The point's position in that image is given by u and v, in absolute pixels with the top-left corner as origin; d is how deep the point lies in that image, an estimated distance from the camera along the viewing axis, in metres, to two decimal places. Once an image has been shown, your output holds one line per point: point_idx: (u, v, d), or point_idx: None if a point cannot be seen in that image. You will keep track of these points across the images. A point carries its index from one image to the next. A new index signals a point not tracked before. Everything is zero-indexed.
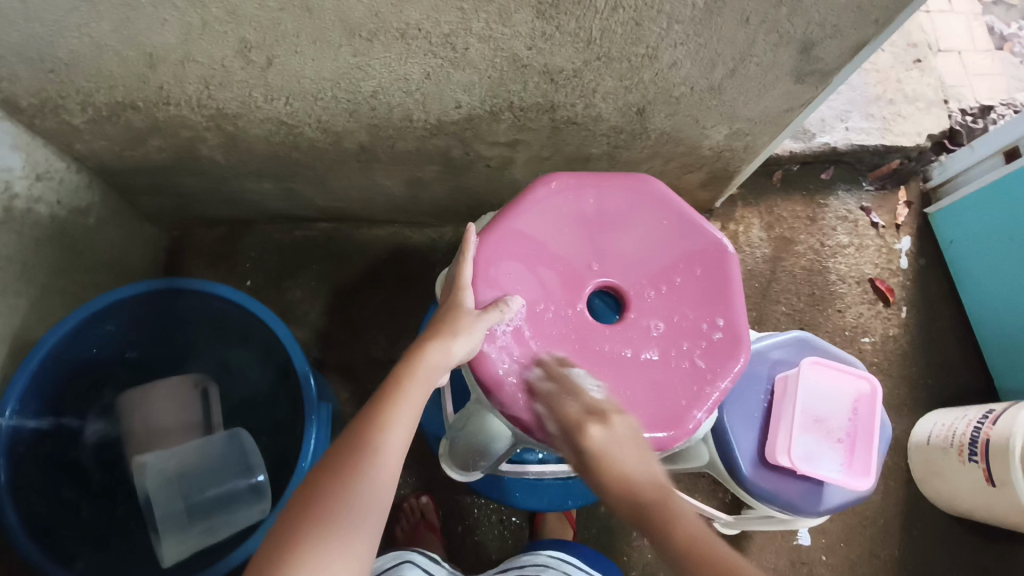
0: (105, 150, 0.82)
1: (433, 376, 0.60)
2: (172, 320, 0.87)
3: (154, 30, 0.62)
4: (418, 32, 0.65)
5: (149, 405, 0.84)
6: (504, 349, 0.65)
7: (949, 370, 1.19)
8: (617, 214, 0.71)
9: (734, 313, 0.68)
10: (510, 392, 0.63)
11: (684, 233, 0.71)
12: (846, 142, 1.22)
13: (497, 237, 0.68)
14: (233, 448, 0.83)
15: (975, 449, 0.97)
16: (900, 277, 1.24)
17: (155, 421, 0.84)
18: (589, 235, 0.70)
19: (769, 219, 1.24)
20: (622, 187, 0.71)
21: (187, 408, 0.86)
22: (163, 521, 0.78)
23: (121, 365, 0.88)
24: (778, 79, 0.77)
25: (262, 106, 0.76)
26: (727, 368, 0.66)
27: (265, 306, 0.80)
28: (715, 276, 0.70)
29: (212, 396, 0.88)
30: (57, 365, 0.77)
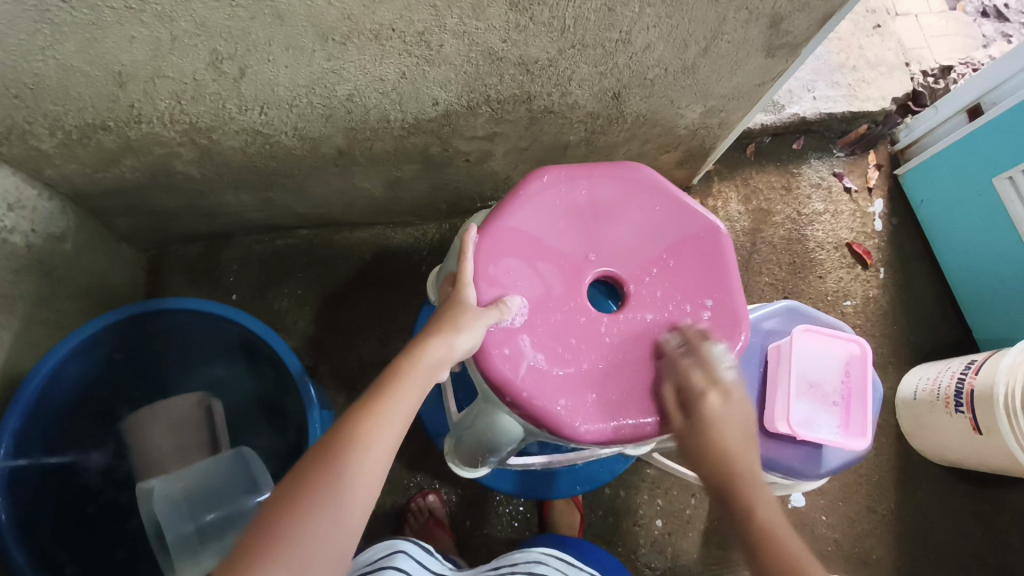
0: (77, 174, 0.81)
1: (433, 372, 0.59)
2: (159, 344, 0.86)
3: (123, 48, 0.61)
4: (392, 32, 0.65)
5: (153, 429, 0.83)
6: (510, 347, 0.65)
7: (929, 326, 1.23)
8: (611, 203, 0.71)
9: (730, 293, 0.70)
10: (519, 390, 0.64)
11: (678, 217, 0.72)
12: (815, 111, 1.24)
13: (494, 234, 0.68)
14: (237, 468, 0.82)
15: (960, 400, 1.01)
16: (875, 239, 1.27)
17: (160, 446, 0.83)
18: (585, 227, 0.70)
19: (745, 192, 1.26)
20: (612, 177, 0.72)
21: (192, 428, 0.84)
22: (175, 547, 0.75)
23: (115, 396, 0.86)
24: (750, 54, 0.78)
25: (236, 117, 0.75)
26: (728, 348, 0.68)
27: (259, 320, 0.79)
28: (711, 258, 0.71)
29: (217, 413, 0.87)
30: (50, 399, 0.75)
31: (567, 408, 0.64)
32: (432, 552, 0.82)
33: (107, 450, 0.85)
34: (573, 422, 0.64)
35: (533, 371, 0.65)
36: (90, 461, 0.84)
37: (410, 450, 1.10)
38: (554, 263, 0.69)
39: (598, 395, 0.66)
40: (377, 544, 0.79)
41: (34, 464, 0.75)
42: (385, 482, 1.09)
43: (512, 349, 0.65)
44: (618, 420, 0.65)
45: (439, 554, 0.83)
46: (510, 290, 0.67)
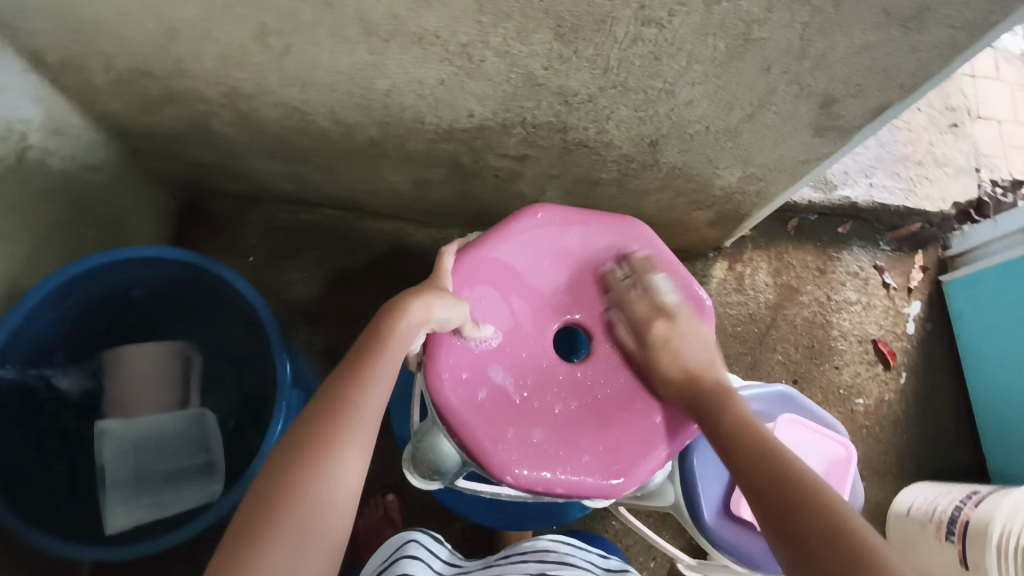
0: (121, 112, 0.83)
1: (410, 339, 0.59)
2: (154, 287, 0.87)
3: (177, 5, 0.63)
4: (435, 38, 0.65)
5: (132, 369, 0.86)
6: (464, 374, 0.66)
7: (941, 444, 1.17)
8: (602, 256, 0.74)
9: None
10: (463, 416, 0.63)
11: (668, 283, 0.74)
12: (868, 198, 1.20)
13: (480, 254, 0.69)
14: (195, 425, 0.86)
15: (952, 529, 0.95)
16: (904, 341, 1.21)
17: (136, 384, 0.86)
18: (568, 274, 0.74)
19: (777, 265, 1.22)
20: (612, 229, 0.74)
21: (169, 377, 0.88)
22: (113, 489, 0.82)
23: (103, 326, 0.88)
24: (796, 129, 0.76)
25: (278, 90, 0.76)
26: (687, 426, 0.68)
27: (255, 291, 0.80)
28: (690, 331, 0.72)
29: (194, 367, 0.90)
30: (42, 318, 0.77)
31: (506, 448, 0.63)
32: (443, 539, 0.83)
33: (84, 377, 0.87)
34: (508, 464, 0.62)
35: (482, 402, 0.65)
36: (66, 386, 0.85)
37: (382, 445, 1.10)
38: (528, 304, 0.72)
39: (542, 439, 0.65)
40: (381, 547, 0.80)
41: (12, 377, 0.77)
42: None
43: (466, 376, 0.66)
44: (556, 472, 0.63)
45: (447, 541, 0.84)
46: (481, 315, 0.69)
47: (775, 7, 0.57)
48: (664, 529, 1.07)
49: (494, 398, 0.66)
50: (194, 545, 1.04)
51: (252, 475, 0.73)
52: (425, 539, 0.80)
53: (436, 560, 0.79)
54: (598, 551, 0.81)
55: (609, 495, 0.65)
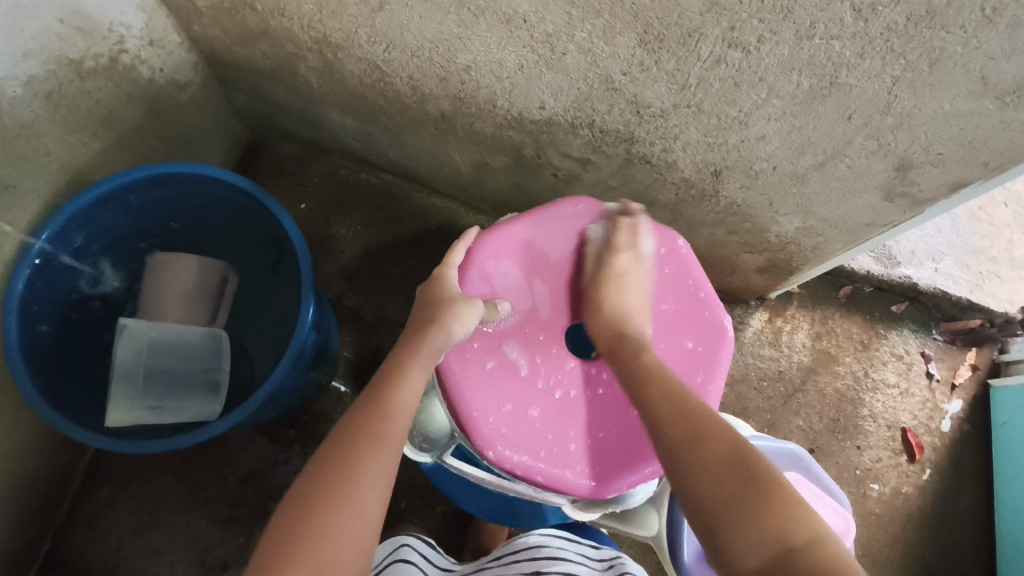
0: (217, 38, 0.87)
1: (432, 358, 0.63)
2: (209, 208, 0.90)
3: None
4: (523, 22, 0.66)
5: (170, 273, 0.90)
6: (472, 341, 0.66)
7: (952, 551, 1.11)
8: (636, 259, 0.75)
9: (708, 391, 0.70)
10: (461, 381, 0.64)
11: (693, 303, 0.74)
12: (930, 283, 1.15)
13: (509, 233, 0.71)
14: (209, 346, 0.88)
15: None
16: (935, 438, 1.15)
17: (170, 285, 0.89)
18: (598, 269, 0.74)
19: (819, 329, 1.18)
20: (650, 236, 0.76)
21: (204, 291, 0.91)
22: (121, 383, 0.81)
23: (158, 234, 0.92)
24: (866, 188, 0.74)
25: (364, 45, 0.79)
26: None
27: (294, 224, 0.81)
28: (706, 353, 0.72)
29: (227, 287, 0.95)
30: (102, 214, 0.81)
31: (496, 422, 0.64)
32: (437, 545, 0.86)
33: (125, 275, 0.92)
34: (494, 438, 0.63)
35: (483, 371, 0.66)
36: (108, 282, 0.90)
37: None
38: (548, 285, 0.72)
39: (538, 418, 0.66)
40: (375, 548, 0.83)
41: (68, 263, 0.82)
42: None
43: (473, 340, 0.67)
44: (538, 458, 0.64)
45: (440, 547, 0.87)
46: (500, 292, 0.70)
47: (868, 53, 0.56)
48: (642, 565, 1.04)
49: (496, 369, 0.66)
50: (188, 463, 1.07)
51: (254, 401, 0.75)
52: (419, 546, 0.83)
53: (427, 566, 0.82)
54: (588, 543, 0.83)
55: (588, 494, 0.65)
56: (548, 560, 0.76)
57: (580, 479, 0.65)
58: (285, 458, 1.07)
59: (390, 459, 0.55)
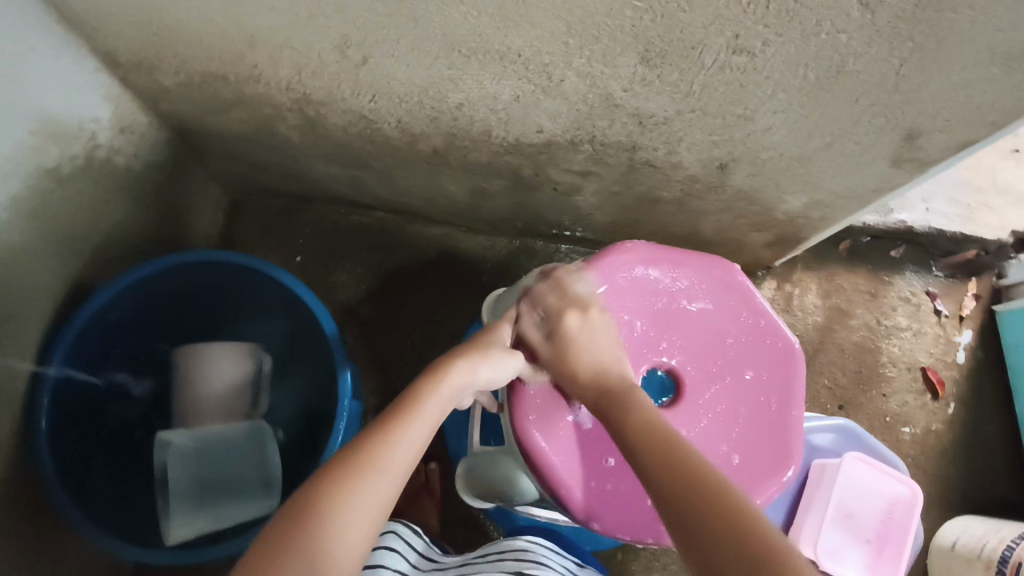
0: (188, 113, 0.84)
1: (450, 397, 0.62)
2: (224, 293, 0.91)
3: (262, 14, 0.63)
4: (517, 57, 0.64)
5: (201, 367, 0.89)
6: (552, 418, 0.68)
7: (987, 476, 1.15)
8: (693, 293, 0.73)
9: (789, 418, 0.71)
10: (551, 460, 0.67)
11: (760, 328, 0.73)
12: (924, 224, 1.17)
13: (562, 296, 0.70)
14: (254, 438, 0.88)
15: (1002, 569, 0.93)
16: (954, 371, 1.19)
17: (204, 382, 0.89)
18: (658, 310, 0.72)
19: (828, 287, 1.20)
20: (703, 266, 0.73)
21: (237, 378, 0.90)
22: (177, 498, 0.84)
23: (175, 326, 0.93)
24: (874, 160, 0.74)
25: (347, 99, 0.76)
26: (771, 480, 0.70)
27: (317, 299, 0.83)
28: (780, 379, 0.72)
29: (263, 369, 0.93)
30: (105, 326, 0.82)
31: (593, 495, 0.67)
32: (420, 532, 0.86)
33: (149, 383, 0.92)
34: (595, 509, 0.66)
35: (569, 443, 0.68)
36: (138, 389, 0.91)
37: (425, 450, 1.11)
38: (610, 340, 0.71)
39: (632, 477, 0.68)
40: None
41: (85, 382, 0.83)
42: None
43: (553, 417, 0.68)
44: (640, 520, 0.67)
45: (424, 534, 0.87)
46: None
47: (875, 41, 0.56)
48: None
49: (583, 438, 0.68)
50: None
51: None
52: (404, 531, 0.83)
53: (410, 552, 0.82)
54: (574, 560, 0.83)
55: None
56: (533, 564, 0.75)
57: None
58: None
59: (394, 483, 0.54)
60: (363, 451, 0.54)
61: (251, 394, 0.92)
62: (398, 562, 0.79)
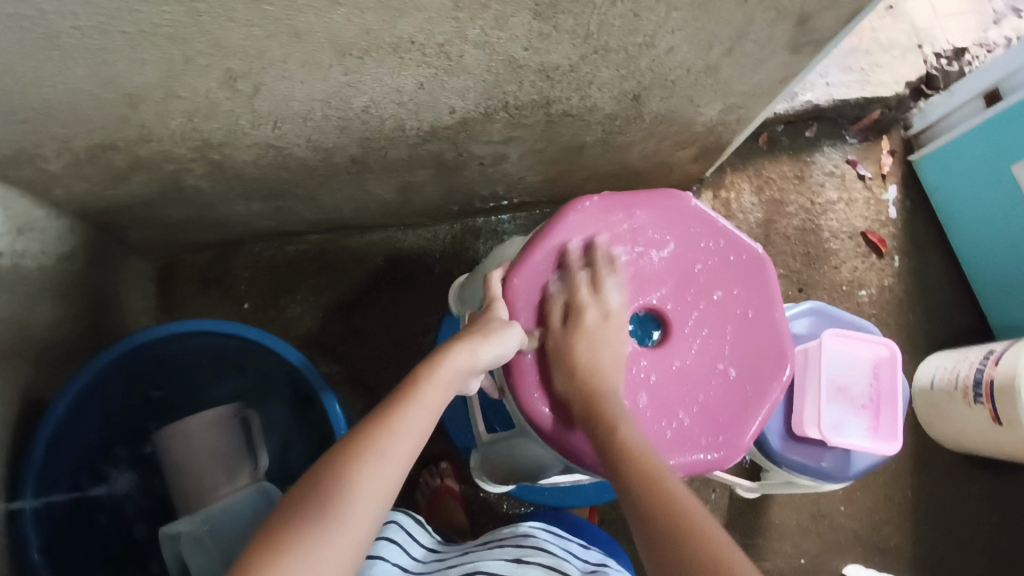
0: (85, 192, 0.78)
1: (450, 381, 0.60)
2: (188, 362, 0.89)
3: (135, 71, 0.59)
4: (411, 45, 0.62)
5: (187, 443, 0.84)
6: (555, 389, 0.68)
7: (944, 312, 1.23)
8: (652, 229, 0.71)
9: (773, 321, 0.72)
10: (565, 429, 0.67)
11: (724, 246, 0.72)
12: (828, 99, 1.22)
13: (532, 269, 0.69)
14: (263, 502, 0.82)
15: (979, 391, 1.00)
16: (890, 227, 1.26)
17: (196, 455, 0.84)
18: (624, 254, 0.71)
19: (758, 182, 1.25)
20: (652, 200, 0.72)
21: (228, 441, 0.86)
22: None
23: (143, 409, 0.89)
24: (774, 52, 0.76)
25: (249, 132, 0.73)
26: (775, 382, 0.70)
27: (286, 343, 0.83)
28: (756, 287, 0.72)
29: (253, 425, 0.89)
30: (67, 439, 0.78)
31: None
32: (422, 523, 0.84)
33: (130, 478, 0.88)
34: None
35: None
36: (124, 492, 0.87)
37: (431, 452, 1.11)
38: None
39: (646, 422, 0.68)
40: None
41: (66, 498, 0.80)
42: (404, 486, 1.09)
43: (556, 388, 0.68)
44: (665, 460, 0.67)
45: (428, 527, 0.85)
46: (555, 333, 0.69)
47: None
48: None
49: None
50: None
51: None
52: (406, 523, 0.81)
53: (413, 546, 0.79)
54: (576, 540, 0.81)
55: (720, 463, 0.68)
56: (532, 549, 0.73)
57: (706, 455, 0.68)
58: None
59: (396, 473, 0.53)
60: (366, 436, 0.53)
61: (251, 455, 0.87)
62: (400, 555, 0.75)
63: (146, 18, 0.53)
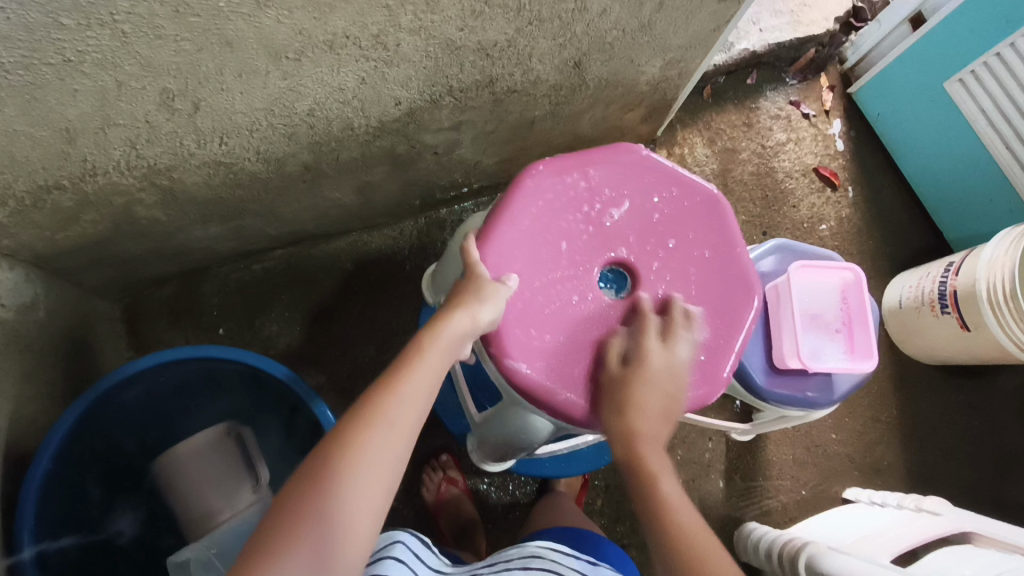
0: (36, 239, 0.77)
1: (452, 345, 0.59)
2: (175, 388, 0.87)
3: (67, 103, 0.58)
4: (346, 39, 0.62)
5: (185, 469, 0.84)
6: (537, 350, 0.66)
7: (902, 234, 1.27)
8: (607, 186, 0.73)
9: (735, 258, 0.73)
10: (552, 390, 0.66)
11: (678, 194, 0.74)
12: (763, 45, 1.24)
13: (500, 238, 0.68)
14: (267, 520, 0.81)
15: (945, 302, 1.04)
16: (840, 159, 1.29)
17: (198, 478, 0.84)
18: (584, 213, 0.71)
19: (709, 135, 1.27)
20: (603, 160, 0.73)
21: (226, 460, 0.85)
22: None
23: (139, 441, 0.88)
24: (703, 2, 0.77)
25: (196, 152, 0.72)
26: (745, 315, 0.72)
27: (268, 358, 0.82)
28: (714, 228, 0.74)
29: (248, 442, 0.87)
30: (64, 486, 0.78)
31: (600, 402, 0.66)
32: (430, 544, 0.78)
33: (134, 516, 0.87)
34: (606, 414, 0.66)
35: (559, 365, 0.67)
36: (125, 527, 0.86)
37: (430, 447, 1.11)
38: (553, 262, 0.70)
39: None
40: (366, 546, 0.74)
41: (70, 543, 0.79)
42: (407, 485, 1.09)
43: (537, 351, 0.66)
44: None
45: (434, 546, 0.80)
46: (529, 294, 0.68)
47: None
48: (709, 410, 1.13)
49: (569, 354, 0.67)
50: None
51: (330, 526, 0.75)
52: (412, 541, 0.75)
53: (420, 565, 0.74)
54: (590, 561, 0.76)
55: (702, 402, 0.69)
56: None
57: (690, 396, 0.68)
58: None
59: (406, 441, 0.53)
60: (373, 405, 0.53)
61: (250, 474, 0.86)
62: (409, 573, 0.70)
63: (70, 46, 0.52)
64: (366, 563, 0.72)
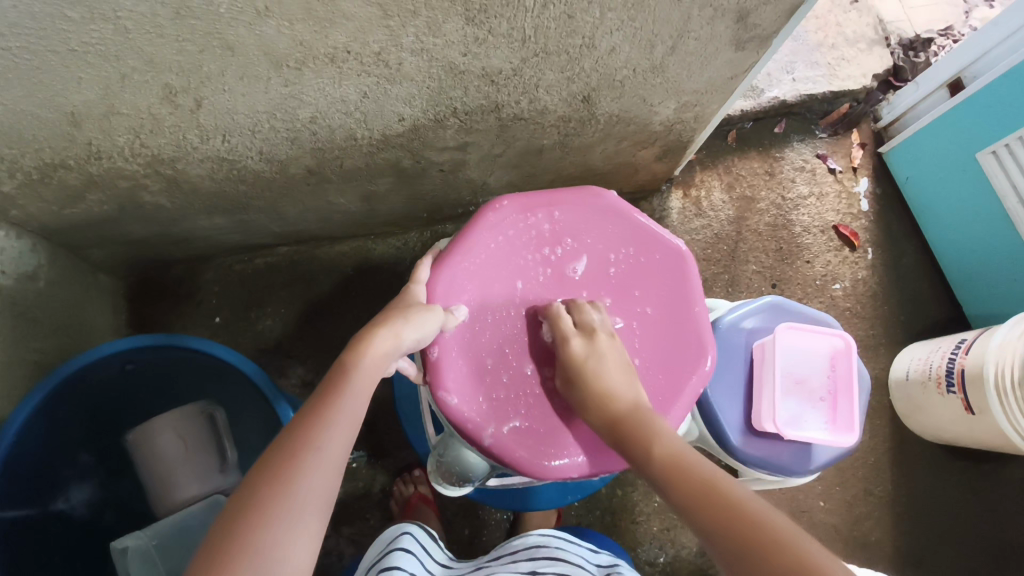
0: (43, 212, 0.80)
1: (379, 367, 0.58)
2: (150, 369, 0.90)
3: (72, 89, 0.60)
4: (347, 54, 0.63)
5: (155, 444, 0.89)
6: (474, 385, 0.68)
7: (920, 303, 1.22)
8: (572, 232, 0.74)
9: (690, 317, 0.74)
10: (483, 426, 0.67)
11: (636, 252, 0.75)
12: (795, 94, 1.22)
13: (455, 267, 0.69)
14: (214, 514, 0.87)
15: (951, 380, 1.00)
16: (862, 220, 1.26)
17: (163, 452, 0.89)
18: (543, 256, 0.74)
19: (728, 179, 1.25)
20: (572, 202, 0.74)
21: (197, 437, 0.91)
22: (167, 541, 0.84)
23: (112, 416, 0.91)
24: (718, 50, 0.76)
25: (199, 147, 0.73)
26: (694, 373, 0.72)
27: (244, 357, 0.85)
28: (671, 286, 0.75)
29: (219, 423, 0.91)
30: (37, 451, 0.82)
31: (531, 447, 0.68)
32: (435, 538, 0.84)
33: (90, 491, 0.89)
34: (538, 462, 0.67)
35: (496, 401, 0.69)
36: (82, 501, 0.89)
37: (405, 459, 1.11)
38: (505, 300, 0.72)
39: (561, 412, 0.70)
40: (375, 543, 0.81)
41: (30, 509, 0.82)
42: (378, 496, 1.10)
43: (474, 386, 0.68)
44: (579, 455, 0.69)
45: (441, 541, 0.86)
46: (476, 329, 0.70)
47: None
48: None
49: (507, 394, 0.69)
50: None
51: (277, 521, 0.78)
52: (419, 534, 0.81)
53: (428, 561, 0.80)
54: (588, 547, 0.83)
55: None
56: (546, 560, 0.75)
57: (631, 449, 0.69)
58: (337, 555, 1.06)
59: (334, 466, 0.51)
60: (297, 435, 0.51)
61: (217, 450, 0.92)
62: (416, 564, 0.75)
63: (75, 37, 0.53)
64: (378, 557, 0.77)
